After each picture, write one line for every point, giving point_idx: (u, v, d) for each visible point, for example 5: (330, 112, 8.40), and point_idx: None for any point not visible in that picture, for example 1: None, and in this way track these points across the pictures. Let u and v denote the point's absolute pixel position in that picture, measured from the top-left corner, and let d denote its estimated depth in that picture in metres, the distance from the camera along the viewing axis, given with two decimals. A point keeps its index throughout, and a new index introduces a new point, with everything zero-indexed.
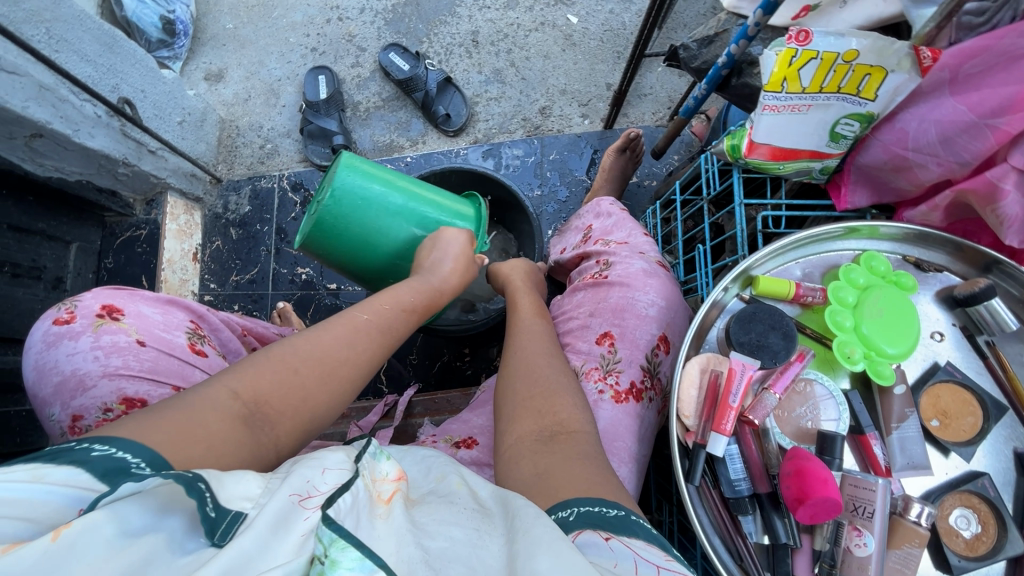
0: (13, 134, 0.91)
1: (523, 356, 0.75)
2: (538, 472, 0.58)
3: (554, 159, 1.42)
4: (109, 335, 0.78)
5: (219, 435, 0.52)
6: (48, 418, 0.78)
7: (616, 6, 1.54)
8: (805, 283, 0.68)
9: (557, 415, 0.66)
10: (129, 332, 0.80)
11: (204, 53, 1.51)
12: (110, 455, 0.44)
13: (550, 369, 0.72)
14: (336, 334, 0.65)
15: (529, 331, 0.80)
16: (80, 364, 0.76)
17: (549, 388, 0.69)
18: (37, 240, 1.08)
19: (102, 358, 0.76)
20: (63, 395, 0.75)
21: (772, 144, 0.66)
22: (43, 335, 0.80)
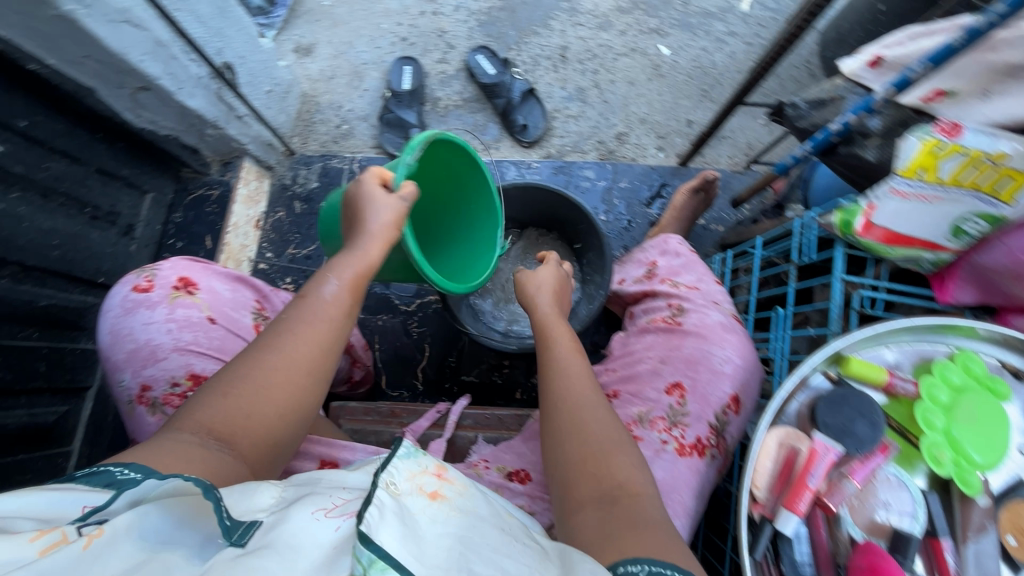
0: (122, 85, 0.93)
1: (562, 404, 0.72)
2: (602, 538, 0.57)
3: (624, 186, 1.41)
4: (183, 308, 0.81)
5: (179, 455, 0.54)
6: (116, 384, 0.79)
7: (710, 44, 1.52)
8: (897, 372, 0.67)
9: (613, 477, 0.63)
10: (202, 308, 0.82)
11: (297, 25, 1.53)
12: (94, 472, 0.50)
13: (599, 423, 0.68)
14: (279, 340, 0.65)
15: (565, 374, 0.75)
16: (153, 335, 0.78)
17: (602, 447, 0.66)
18: (118, 185, 1.10)
19: (175, 331, 0.79)
20: (135, 363, 0.78)
21: (890, 228, 0.65)
22: (121, 301, 0.81)
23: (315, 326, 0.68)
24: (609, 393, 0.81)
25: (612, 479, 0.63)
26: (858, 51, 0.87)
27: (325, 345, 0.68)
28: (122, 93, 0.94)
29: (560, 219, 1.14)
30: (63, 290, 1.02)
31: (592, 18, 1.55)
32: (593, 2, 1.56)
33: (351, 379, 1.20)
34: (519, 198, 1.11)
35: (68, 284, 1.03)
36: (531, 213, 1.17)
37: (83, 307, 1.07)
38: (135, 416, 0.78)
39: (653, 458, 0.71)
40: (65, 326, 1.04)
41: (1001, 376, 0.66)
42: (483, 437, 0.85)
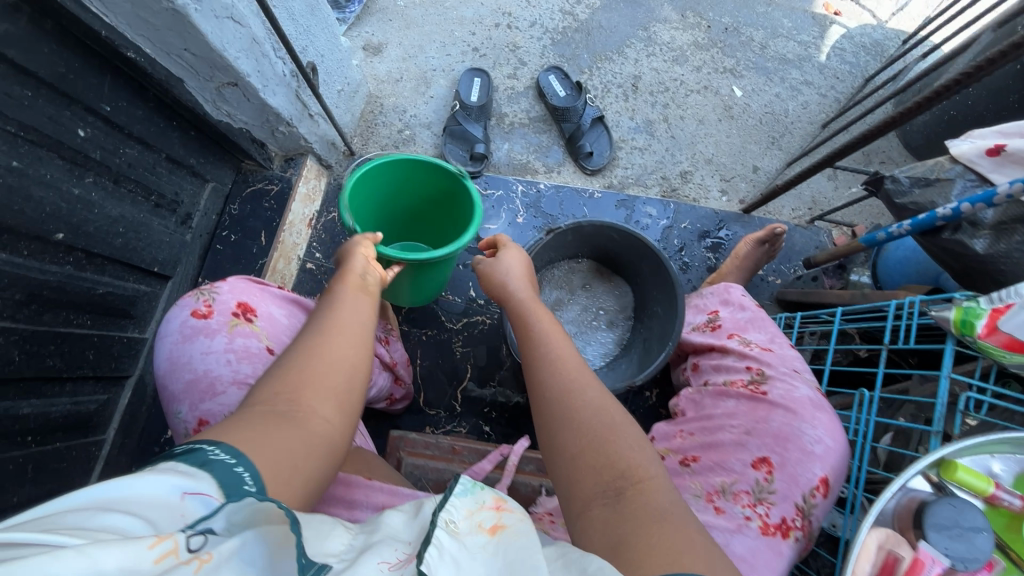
0: (212, 77, 0.90)
1: (551, 389, 0.68)
2: (619, 535, 0.52)
3: (684, 228, 1.39)
4: (241, 338, 0.78)
5: (252, 429, 0.54)
6: (173, 414, 0.76)
7: (783, 91, 1.50)
8: (1004, 484, 0.65)
9: (616, 464, 0.59)
10: (260, 338, 0.79)
11: (368, 23, 1.50)
12: (192, 449, 0.48)
13: (589, 407, 0.64)
14: (308, 331, 0.70)
15: (547, 358, 0.72)
16: (212, 366, 0.75)
17: (598, 433, 0.62)
18: (184, 174, 1.07)
19: (233, 362, 0.75)
20: (193, 395, 0.74)
21: (1016, 335, 0.62)
22: (179, 327, 0.78)
23: (344, 312, 0.73)
24: (687, 456, 0.78)
25: (617, 466, 0.58)
26: (971, 135, 0.85)
27: (360, 326, 0.72)
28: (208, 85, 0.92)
29: (634, 261, 1.09)
30: (120, 278, 0.99)
31: (667, 51, 1.52)
32: (670, 35, 1.53)
33: (392, 397, 1.18)
34: (594, 233, 1.06)
35: (126, 272, 1.00)
36: (604, 249, 1.12)
37: (136, 296, 1.04)
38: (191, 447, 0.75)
39: (733, 533, 0.67)
40: (117, 314, 1.01)
41: None
42: (547, 487, 0.82)
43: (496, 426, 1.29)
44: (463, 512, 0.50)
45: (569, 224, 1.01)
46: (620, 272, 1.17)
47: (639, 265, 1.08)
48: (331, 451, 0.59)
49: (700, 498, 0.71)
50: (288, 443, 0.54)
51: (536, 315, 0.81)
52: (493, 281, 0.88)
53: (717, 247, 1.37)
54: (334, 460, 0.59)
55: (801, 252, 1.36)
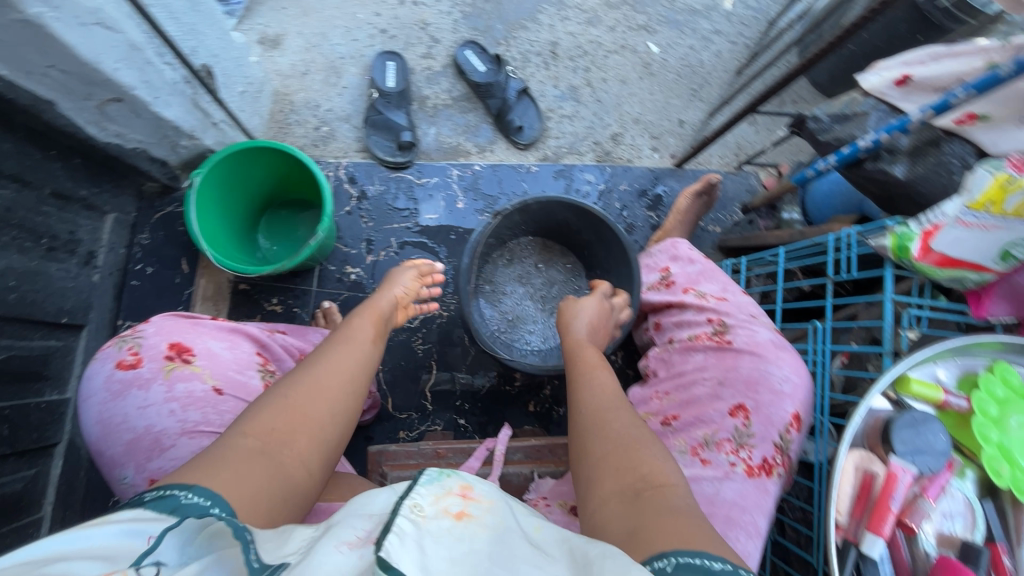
0: (89, 95, 0.79)
1: (590, 405, 0.72)
2: (629, 527, 0.53)
3: (624, 190, 1.40)
4: (182, 383, 0.70)
5: (233, 464, 0.54)
6: (119, 480, 0.68)
7: (696, 43, 1.53)
8: (950, 389, 0.70)
9: (638, 468, 0.60)
10: (204, 378, 0.71)
11: (260, 13, 1.37)
12: (161, 496, 0.47)
13: (620, 422, 0.68)
14: (314, 364, 0.70)
15: (593, 385, 0.76)
16: (153, 420, 0.67)
17: (625, 444, 0.64)
18: (76, 209, 0.94)
19: (178, 412, 0.68)
20: (137, 456, 0.66)
21: (946, 253, 0.68)
22: (106, 383, 0.70)
23: (352, 352, 0.74)
24: (667, 416, 0.79)
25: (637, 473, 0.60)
26: (876, 66, 0.90)
27: (360, 366, 0.74)
28: (87, 105, 0.80)
29: (586, 230, 1.07)
30: (23, 337, 0.87)
31: (580, 13, 1.50)
32: None
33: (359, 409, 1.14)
34: (542, 208, 1.03)
35: (28, 329, 0.88)
36: (556, 223, 1.10)
37: (47, 353, 0.92)
38: None
39: (723, 480, 0.70)
40: (28, 378, 0.89)
41: None
42: (538, 472, 0.82)
43: (472, 417, 1.28)
44: (431, 498, 0.49)
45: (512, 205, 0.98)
46: (575, 244, 1.16)
47: (586, 233, 1.08)
48: (304, 496, 0.59)
49: (686, 452, 0.74)
50: (263, 483, 0.54)
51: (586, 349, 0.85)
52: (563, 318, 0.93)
53: (656, 203, 1.40)
54: (303, 501, 0.59)
55: (734, 198, 1.41)
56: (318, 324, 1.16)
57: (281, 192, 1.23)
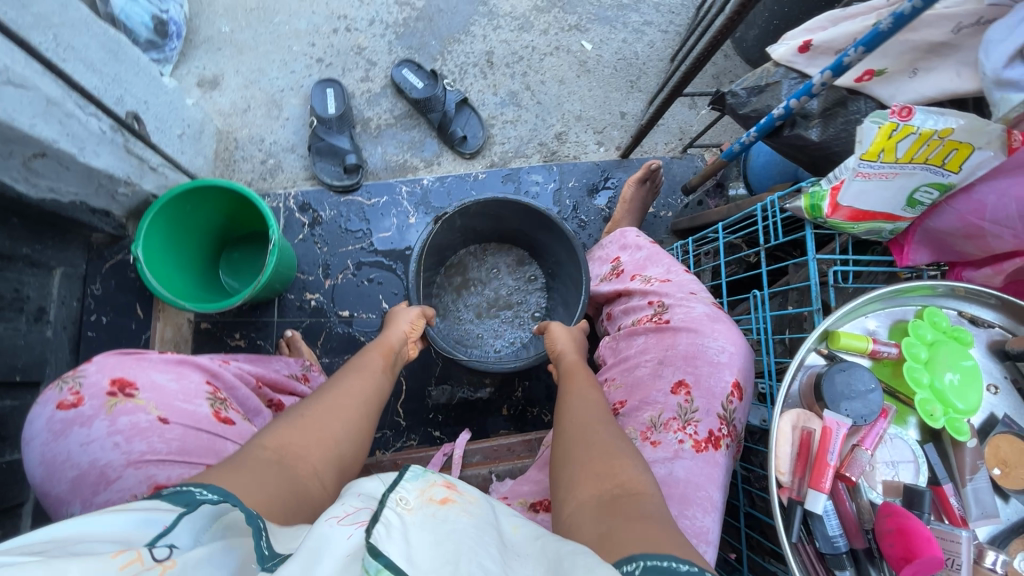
0: (12, 153, 0.80)
1: (577, 417, 0.69)
2: (602, 529, 0.50)
3: (573, 186, 1.42)
4: (126, 416, 0.65)
5: (252, 466, 0.53)
6: (66, 518, 0.64)
7: (629, 36, 1.56)
8: (879, 338, 0.71)
9: (617, 475, 0.57)
10: (149, 410, 0.67)
11: (195, 56, 1.38)
12: (173, 490, 0.44)
13: (604, 429, 0.65)
14: (337, 394, 0.72)
15: (579, 398, 0.73)
16: (97, 454, 0.63)
17: (607, 451, 0.61)
18: (20, 267, 0.95)
19: (122, 444, 0.63)
20: (83, 491, 0.62)
21: (855, 207, 0.69)
22: (47, 424, 0.64)
23: (367, 387, 0.76)
24: (615, 403, 0.79)
25: (615, 478, 0.57)
26: (784, 39, 0.92)
27: (372, 396, 0.76)
28: (12, 163, 0.82)
29: (528, 224, 1.07)
30: None
31: (511, 20, 1.52)
32: (510, 4, 1.53)
33: None
34: (483, 209, 1.03)
35: None
36: (499, 222, 1.11)
37: (3, 414, 0.93)
38: None
39: (672, 460, 0.70)
40: None
41: (963, 326, 0.73)
42: (496, 472, 0.82)
43: (446, 428, 1.28)
44: (416, 491, 0.49)
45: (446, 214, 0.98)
46: (521, 240, 1.17)
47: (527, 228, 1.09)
48: (318, 508, 0.57)
49: (636, 438, 0.73)
50: (280, 484, 0.53)
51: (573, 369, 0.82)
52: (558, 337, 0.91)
53: (607, 196, 1.42)
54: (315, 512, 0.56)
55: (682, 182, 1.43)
56: (281, 353, 1.17)
57: (234, 228, 1.23)
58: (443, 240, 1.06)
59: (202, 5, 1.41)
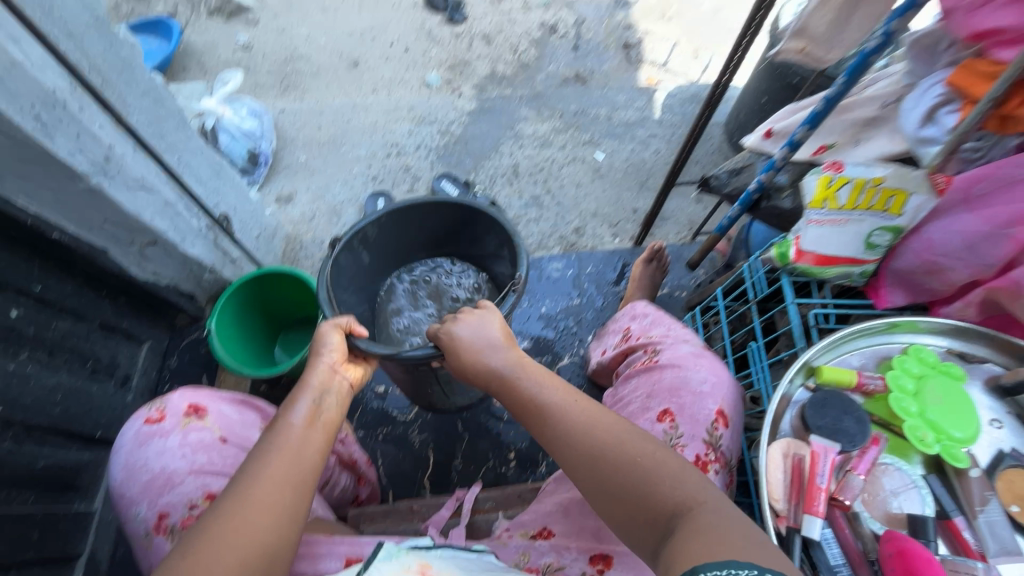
0: (132, 241, 1.03)
1: (576, 451, 0.62)
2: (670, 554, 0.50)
3: (590, 271, 1.55)
4: (196, 432, 0.76)
5: None
6: (132, 519, 0.72)
7: (636, 146, 1.79)
8: (863, 372, 0.74)
9: (659, 506, 0.55)
10: (213, 429, 0.77)
11: (277, 180, 1.70)
12: None
13: (616, 464, 0.59)
14: (253, 465, 0.61)
15: (563, 430, 0.64)
16: (168, 462, 0.73)
17: (632, 498, 0.57)
18: (118, 337, 1.15)
19: (189, 455, 0.74)
20: (151, 493, 0.72)
21: (818, 251, 0.77)
22: (134, 435, 0.76)
23: (293, 439, 0.64)
24: None
25: (662, 506, 0.55)
26: (754, 129, 1.07)
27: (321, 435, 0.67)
28: (130, 250, 1.05)
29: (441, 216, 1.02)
30: (61, 447, 1.02)
31: (534, 140, 1.80)
32: (533, 127, 1.82)
33: (359, 498, 1.14)
34: (389, 232, 1.01)
35: (67, 441, 1.03)
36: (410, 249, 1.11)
37: (80, 464, 1.06)
38: (153, 548, 0.70)
39: None
40: (60, 487, 1.01)
41: (951, 360, 0.74)
42: (503, 516, 0.85)
43: None
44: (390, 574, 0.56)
45: (356, 250, 0.96)
46: (441, 270, 1.17)
47: (437, 217, 1.04)
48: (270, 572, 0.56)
49: None
50: None
51: (529, 379, 0.71)
52: (461, 353, 0.73)
53: (625, 280, 1.54)
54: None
55: None
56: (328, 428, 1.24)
57: (291, 311, 1.40)
58: (365, 278, 1.04)
59: (286, 142, 1.77)
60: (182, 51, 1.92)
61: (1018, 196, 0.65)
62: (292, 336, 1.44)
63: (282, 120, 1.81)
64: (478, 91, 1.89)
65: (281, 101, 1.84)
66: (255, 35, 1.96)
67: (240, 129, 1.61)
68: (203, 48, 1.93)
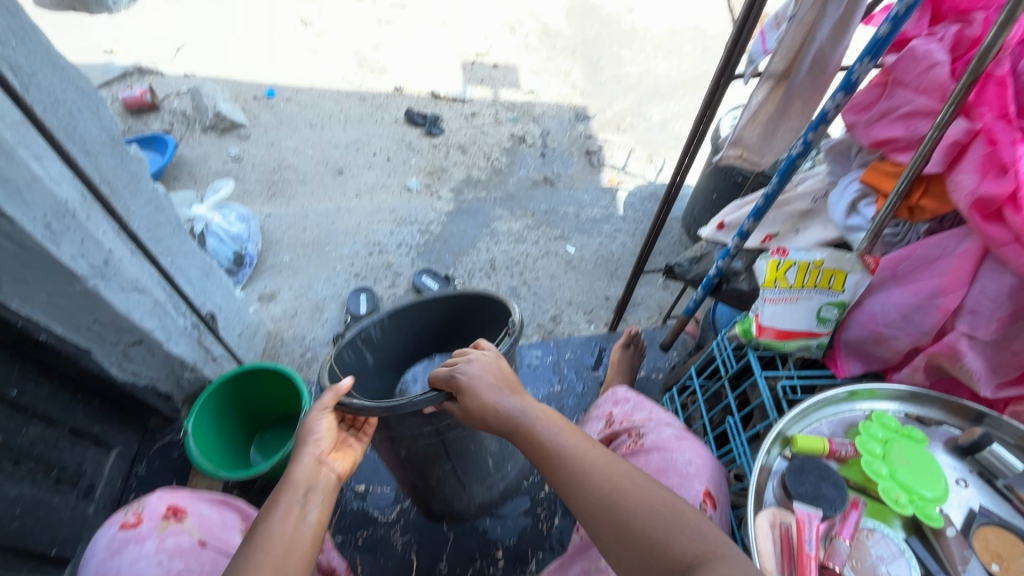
0: (117, 341, 1.03)
1: (592, 498, 0.65)
2: None
3: (569, 358, 1.60)
4: (173, 536, 0.73)
5: None
6: None
7: (604, 239, 1.94)
8: (835, 439, 0.78)
9: (678, 559, 0.58)
10: (191, 532, 0.74)
11: (260, 279, 1.75)
12: None
13: (632, 514, 0.62)
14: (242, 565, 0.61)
15: (577, 475, 0.67)
16: (141, 571, 0.68)
17: (648, 550, 0.59)
18: (87, 443, 1.10)
19: (164, 562, 0.69)
20: None
21: (776, 326, 0.84)
22: (106, 543, 0.72)
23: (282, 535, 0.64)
24: None
25: (679, 558, 0.58)
26: (708, 222, 1.20)
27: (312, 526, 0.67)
28: (114, 349, 1.05)
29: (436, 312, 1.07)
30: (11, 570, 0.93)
31: (509, 236, 1.92)
32: (507, 225, 1.96)
33: None
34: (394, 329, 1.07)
35: (17, 562, 0.95)
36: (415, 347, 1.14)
37: None
38: None
39: None
40: None
41: (911, 425, 0.79)
42: None
43: None
44: None
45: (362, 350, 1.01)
46: (434, 368, 1.22)
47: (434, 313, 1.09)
48: None
49: None
50: None
51: (546, 424, 0.75)
52: (481, 393, 0.77)
53: (603, 365, 1.59)
54: None
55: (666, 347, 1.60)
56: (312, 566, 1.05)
57: (268, 409, 1.37)
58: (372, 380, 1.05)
59: (271, 243, 1.84)
60: (175, 163, 2.04)
61: (936, 271, 0.74)
62: (270, 437, 1.40)
63: (268, 223, 1.89)
64: (455, 194, 2.04)
65: (267, 206, 1.94)
66: (246, 148, 2.11)
67: (227, 232, 1.68)
68: (195, 160, 2.06)
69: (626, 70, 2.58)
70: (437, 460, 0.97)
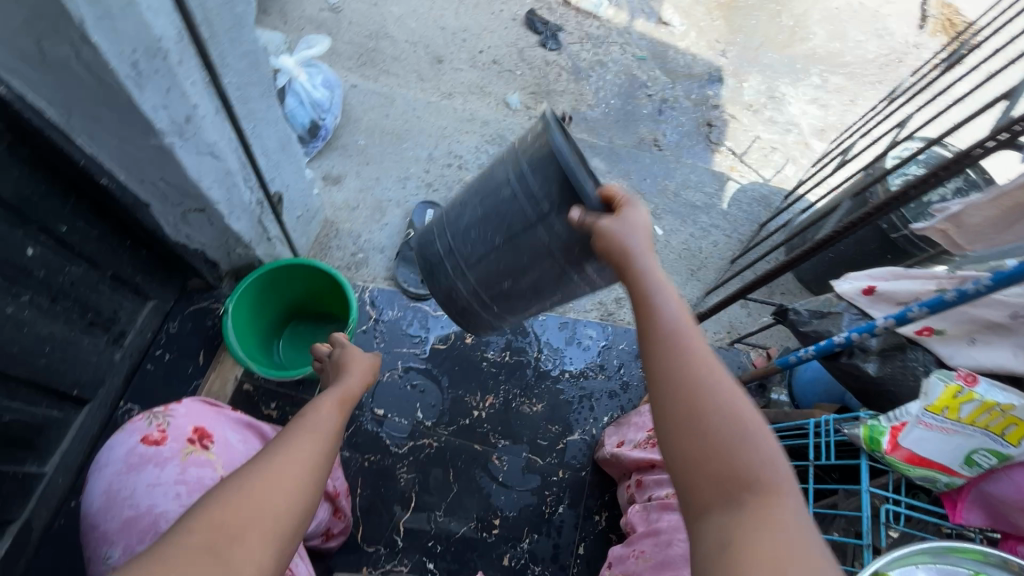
0: (180, 203, 0.95)
1: (718, 409, 0.55)
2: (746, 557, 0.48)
3: (622, 349, 1.50)
4: (194, 468, 0.80)
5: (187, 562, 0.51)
6: (100, 558, 0.75)
7: (695, 232, 1.75)
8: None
9: (740, 474, 0.53)
10: (215, 467, 0.81)
11: (330, 156, 1.61)
12: None
13: (719, 424, 0.55)
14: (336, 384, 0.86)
15: (706, 395, 0.56)
16: (155, 502, 0.76)
17: (721, 475, 0.53)
18: (126, 292, 1.04)
19: (182, 496, 0.77)
20: (130, 534, 0.74)
21: (914, 450, 0.73)
22: (126, 455, 0.80)
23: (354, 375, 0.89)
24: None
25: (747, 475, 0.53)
26: (847, 276, 1.04)
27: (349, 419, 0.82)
28: (176, 205, 0.95)
29: None
30: (31, 401, 0.91)
31: None
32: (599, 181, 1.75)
33: (330, 532, 1.09)
34: None
35: (39, 395, 0.92)
36: None
37: (44, 422, 0.94)
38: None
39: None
40: (18, 444, 0.90)
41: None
42: None
43: (441, 562, 1.22)
44: None
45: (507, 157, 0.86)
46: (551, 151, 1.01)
47: None
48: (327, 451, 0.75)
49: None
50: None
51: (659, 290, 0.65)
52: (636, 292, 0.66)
53: None
54: (288, 505, 0.63)
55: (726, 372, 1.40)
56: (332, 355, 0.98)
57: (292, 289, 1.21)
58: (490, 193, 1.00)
59: (350, 119, 1.68)
60: None
61: None
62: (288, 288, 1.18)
63: (352, 96, 1.71)
64: None
65: (355, 76, 1.75)
66: None
67: (309, 98, 1.54)
68: None
69: (783, 38, 2.21)
70: (496, 216, 0.83)
